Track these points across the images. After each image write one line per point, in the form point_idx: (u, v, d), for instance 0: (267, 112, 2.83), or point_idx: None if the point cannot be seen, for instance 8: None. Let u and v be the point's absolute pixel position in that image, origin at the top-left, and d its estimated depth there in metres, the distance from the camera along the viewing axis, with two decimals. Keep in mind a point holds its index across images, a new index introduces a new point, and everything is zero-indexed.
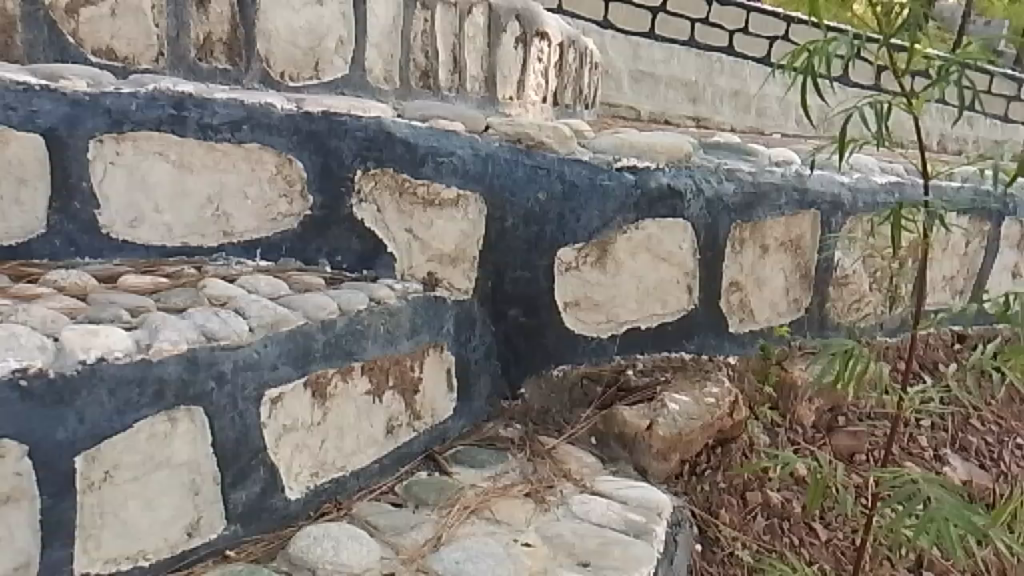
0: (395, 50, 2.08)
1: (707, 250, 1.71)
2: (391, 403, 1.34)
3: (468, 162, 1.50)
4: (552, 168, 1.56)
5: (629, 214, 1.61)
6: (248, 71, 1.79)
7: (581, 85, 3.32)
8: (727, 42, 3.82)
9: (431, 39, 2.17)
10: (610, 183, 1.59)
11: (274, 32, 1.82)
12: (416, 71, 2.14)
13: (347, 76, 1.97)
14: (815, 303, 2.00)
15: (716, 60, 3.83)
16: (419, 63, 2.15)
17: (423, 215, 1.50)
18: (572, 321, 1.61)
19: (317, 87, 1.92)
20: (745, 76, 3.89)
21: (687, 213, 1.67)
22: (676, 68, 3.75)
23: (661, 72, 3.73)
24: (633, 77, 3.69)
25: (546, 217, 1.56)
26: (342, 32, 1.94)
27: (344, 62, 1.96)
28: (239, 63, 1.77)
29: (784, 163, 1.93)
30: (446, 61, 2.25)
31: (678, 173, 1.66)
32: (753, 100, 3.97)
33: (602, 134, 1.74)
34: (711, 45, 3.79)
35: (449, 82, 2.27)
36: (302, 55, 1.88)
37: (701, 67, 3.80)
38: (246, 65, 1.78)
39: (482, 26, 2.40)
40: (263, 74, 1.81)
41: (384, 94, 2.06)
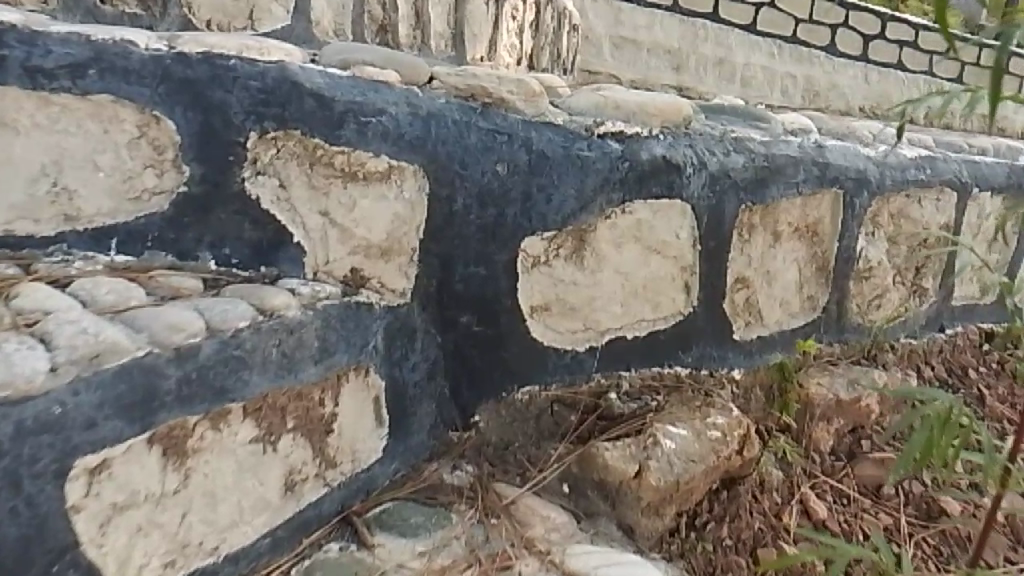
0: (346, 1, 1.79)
1: (709, 240, 1.37)
2: (290, 452, 0.99)
3: (403, 125, 1.14)
4: (515, 133, 1.20)
5: (613, 193, 1.26)
6: (164, 17, 1.53)
7: (559, 49, 2.96)
8: (712, 8, 3.50)
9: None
10: (589, 153, 1.23)
11: None
12: (372, 25, 1.85)
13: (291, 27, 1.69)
14: (834, 302, 1.67)
15: (701, 27, 3.49)
16: (375, 15, 1.85)
17: (343, 193, 1.13)
18: (540, 330, 1.26)
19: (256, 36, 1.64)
20: (731, 44, 3.58)
21: (688, 193, 1.31)
22: (659, 35, 3.40)
23: (643, 38, 3.37)
24: (615, 43, 3.31)
25: (506, 198, 1.20)
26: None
27: (285, 12, 1.69)
28: (153, 9, 1.53)
29: (801, 131, 1.58)
30: (406, 15, 1.93)
31: (676, 142, 1.31)
32: (739, 70, 3.64)
33: (582, 89, 1.36)
34: (697, 10, 3.46)
35: (409, 38, 1.95)
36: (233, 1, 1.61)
37: (686, 34, 3.46)
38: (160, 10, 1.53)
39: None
40: (183, 21, 1.55)
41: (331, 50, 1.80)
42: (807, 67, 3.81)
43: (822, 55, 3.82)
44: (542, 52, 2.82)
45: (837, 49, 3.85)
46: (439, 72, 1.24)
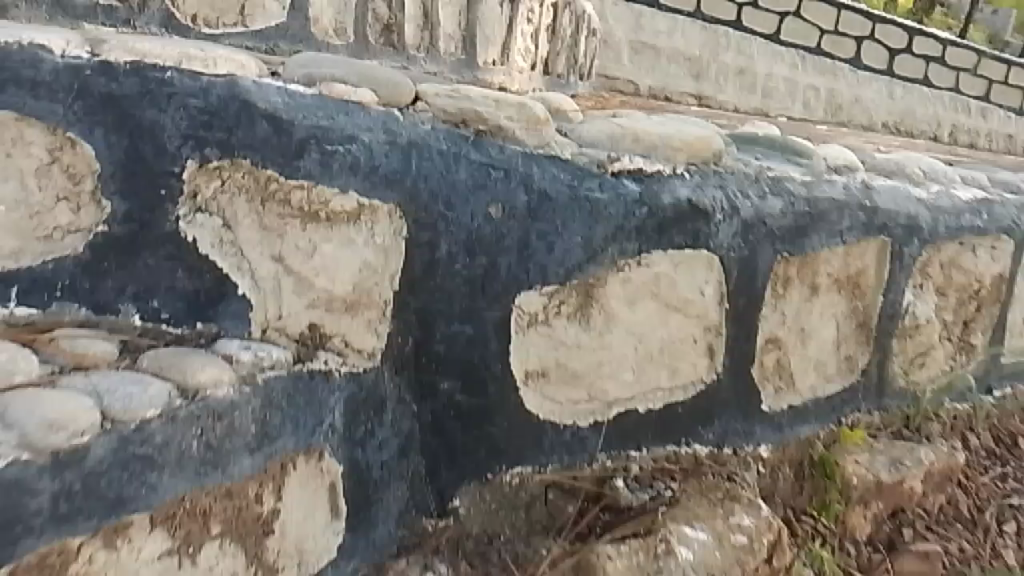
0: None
1: (739, 298, 1.16)
2: (216, 563, 0.80)
3: (377, 156, 0.94)
4: (513, 169, 1.00)
5: (630, 242, 1.04)
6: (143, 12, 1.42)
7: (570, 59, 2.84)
8: None
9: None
10: (600, 195, 1.02)
11: None
12: (377, 25, 1.76)
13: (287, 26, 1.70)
14: (875, 364, 1.47)
15: None
16: (380, 14, 1.76)
17: (301, 237, 0.93)
18: (535, 402, 1.06)
19: (245, 34, 1.55)
20: None
21: (716, 243, 1.11)
22: None
23: None
24: None
25: (498, 245, 0.99)
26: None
27: (280, 8, 1.60)
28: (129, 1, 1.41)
29: (846, 169, 1.37)
30: (415, 16, 1.83)
31: (705, 182, 1.10)
32: None
33: (595, 117, 1.17)
34: None
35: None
36: None
37: None
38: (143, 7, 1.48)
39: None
40: (165, 17, 1.45)
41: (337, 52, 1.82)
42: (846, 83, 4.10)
43: None
44: (558, 57, 2.92)
45: (862, 63, 4.12)
46: (425, 92, 1.04)
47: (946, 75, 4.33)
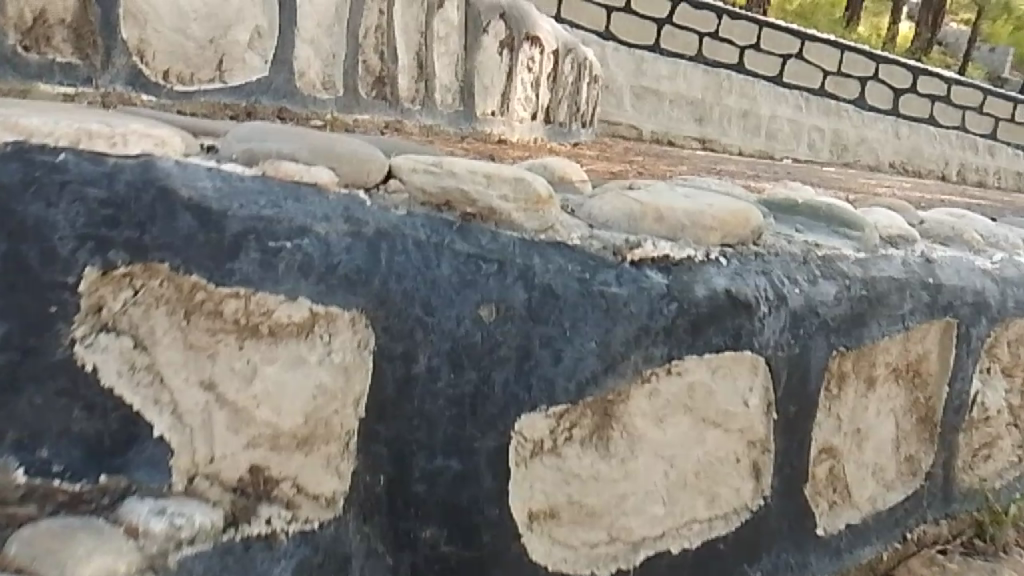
0: (339, 50, 1.71)
1: (788, 405, 0.95)
2: None
3: (335, 251, 0.74)
4: (509, 260, 0.79)
5: (659, 347, 0.83)
6: (107, 69, 1.34)
7: (559, 101, 2.78)
8: None
9: (387, 36, 1.80)
10: (618, 290, 0.81)
11: (155, 18, 1.38)
12: (369, 77, 1.80)
13: (269, 80, 1.59)
14: (940, 464, 1.25)
15: None
16: (372, 65, 1.80)
17: (237, 357, 0.73)
18: (542, 551, 0.83)
19: (224, 91, 1.52)
20: None
21: (761, 342, 0.90)
22: None
23: None
24: None
25: (490, 356, 0.78)
26: (260, 18, 1.55)
27: (262, 62, 1.58)
28: (91, 57, 1.32)
29: (901, 239, 1.17)
30: (409, 66, 1.88)
31: (745, 268, 0.90)
32: None
33: (608, 189, 0.96)
34: None
35: (410, 92, 1.89)
36: (198, 50, 1.46)
37: None
38: (104, 62, 1.34)
39: (457, 22, 2.03)
40: (131, 74, 1.37)
41: (322, 105, 1.69)
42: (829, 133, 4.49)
43: None
44: (560, 105, 2.80)
45: None
46: (399, 165, 0.84)
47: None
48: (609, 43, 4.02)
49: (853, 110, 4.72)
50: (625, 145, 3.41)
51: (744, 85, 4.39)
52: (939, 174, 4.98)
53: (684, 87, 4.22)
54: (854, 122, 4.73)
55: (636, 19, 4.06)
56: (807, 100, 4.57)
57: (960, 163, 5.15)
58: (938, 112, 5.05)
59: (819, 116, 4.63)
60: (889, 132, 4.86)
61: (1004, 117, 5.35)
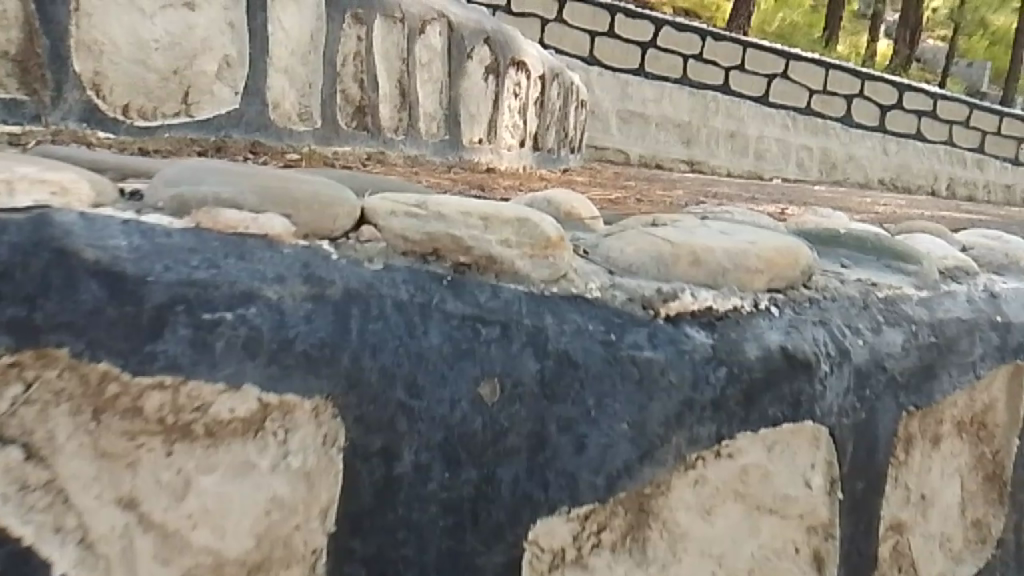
0: (315, 79, 1.51)
1: (855, 481, 0.79)
2: None
3: (290, 322, 0.57)
4: (515, 322, 0.62)
5: (706, 424, 0.66)
6: (57, 106, 1.18)
7: (546, 126, 2.64)
8: None
9: (366, 63, 1.62)
10: (653, 355, 0.64)
11: (108, 49, 1.21)
12: (348, 106, 1.62)
13: (240, 112, 1.40)
14: (1010, 527, 1.09)
15: None
16: (352, 94, 1.61)
17: (164, 467, 0.55)
18: None
19: (191, 125, 1.34)
20: None
21: (822, 408, 0.74)
22: None
23: None
24: None
25: (494, 448, 0.61)
26: (229, 47, 1.34)
27: (232, 93, 1.37)
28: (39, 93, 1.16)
29: (960, 271, 1.01)
30: (390, 94, 1.71)
31: (800, 318, 0.74)
32: None
33: (628, 226, 0.81)
34: None
35: (392, 121, 1.74)
36: (160, 81, 1.28)
37: None
38: (55, 98, 1.18)
39: (439, 48, 1.85)
40: (84, 110, 1.21)
41: (298, 138, 1.51)
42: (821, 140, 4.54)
43: None
44: (547, 132, 2.65)
45: None
46: (373, 207, 0.68)
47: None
48: (594, 68, 3.94)
49: (840, 128, 4.62)
50: (615, 170, 3.28)
51: (730, 106, 4.27)
52: (929, 190, 4.89)
53: (670, 111, 4.11)
54: (842, 140, 4.62)
55: (621, 43, 3.96)
56: (794, 119, 4.45)
57: (949, 178, 5.04)
58: (928, 128, 4.94)
59: (807, 136, 4.52)
60: (877, 148, 4.74)
61: (995, 130, 5.23)
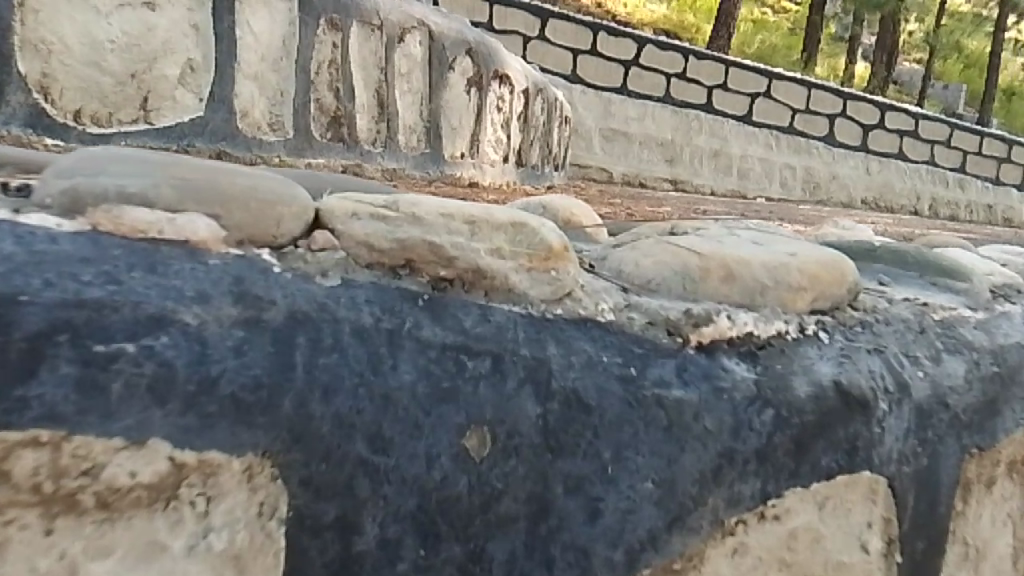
0: (288, 87, 1.36)
1: (915, 541, 0.65)
2: None
3: (215, 356, 0.43)
4: (510, 355, 0.49)
5: (748, 481, 0.53)
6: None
7: (530, 142, 2.51)
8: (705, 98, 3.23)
9: (342, 71, 1.45)
10: (683, 394, 0.51)
11: (56, 47, 1.09)
12: (322, 115, 1.43)
13: (206, 120, 1.25)
14: None
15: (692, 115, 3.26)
16: (326, 103, 1.44)
17: (41, 552, 0.40)
18: None
19: (150, 133, 1.20)
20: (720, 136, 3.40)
21: (881, 455, 0.61)
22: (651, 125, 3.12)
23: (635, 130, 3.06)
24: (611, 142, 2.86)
25: (483, 517, 0.47)
26: (192, 50, 1.22)
27: (197, 99, 1.24)
28: None
29: (1010, 289, 0.89)
30: (368, 105, 1.53)
31: (852, 346, 0.61)
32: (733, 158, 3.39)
33: (643, 234, 0.68)
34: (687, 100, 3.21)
35: (370, 133, 1.56)
36: (117, 85, 1.15)
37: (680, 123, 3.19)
38: None
39: (419, 57, 1.69)
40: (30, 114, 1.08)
41: (269, 149, 1.35)
42: (805, 156, 4.44)
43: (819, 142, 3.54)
44: (531, 147, 2.53)
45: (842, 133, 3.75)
46: (328, 208, 0.54)
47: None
48: (577, 85, 3.81)
49: (822, 146, 4.52)
50: (600, 188, 3.16)
51: (714, 124, 4.17)
52: (912, 210, 4.81)
53: (652, 130, 3.99)
54: (825, 159, 4.51)
55: (603, 61, 3.85)
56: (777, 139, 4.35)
57: (930, 197, 4.95)
58: (909, 148, 4.81)
59: (790, 155, 4.41)
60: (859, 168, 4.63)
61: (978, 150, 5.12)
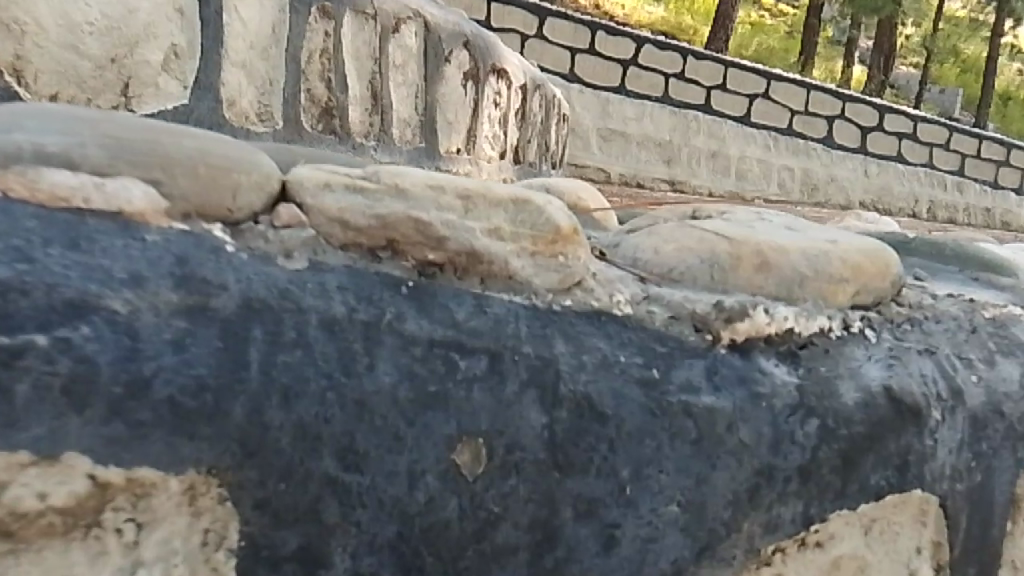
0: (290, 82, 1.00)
1: (967, 567, 0.57)
2: None
3: (150, 353, 0.35)
4: (510, 353, 0.41)
5: (788, 503, 0.45)
6: None
7: (525, 139, 2.39)
8: None
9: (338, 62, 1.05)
10: (715, 402, 0.43)
11: None
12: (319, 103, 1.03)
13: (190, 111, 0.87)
14: None
15: None
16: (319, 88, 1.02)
17: None
18: None
19: None
20: None
21: (933, 471, 0.53)
22: None
23: None
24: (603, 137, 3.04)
25: (476, 546, 0.40)
26: (178, 34, 0.85)
27: (182, 87, 0.86)
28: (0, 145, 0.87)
29: None
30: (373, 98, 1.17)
31: (903, 347, 0.53)
32: None
33: (662, 219, 0.60)
34: None
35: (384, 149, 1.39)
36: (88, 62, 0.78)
37: None
38: None
39: None
40: None
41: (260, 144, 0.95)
42: (801, 156, 4.06)
43: None
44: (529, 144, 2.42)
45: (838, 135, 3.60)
46: (296, 178, 0.45)
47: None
48: (574, 86, 3.48)
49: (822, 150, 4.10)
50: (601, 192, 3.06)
51: (715, 125, 3.83)
52: (910, 213, 4.37)
53: (652, 129, 3.68)
54: (823, 159, 4.10)
55: (602, 61, 3.53)
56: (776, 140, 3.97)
57: (929, 201, 4.46)
58: (908, 152, 4.36)
59: (787, 156, 4.02)
60: (857, 170, 4.21)
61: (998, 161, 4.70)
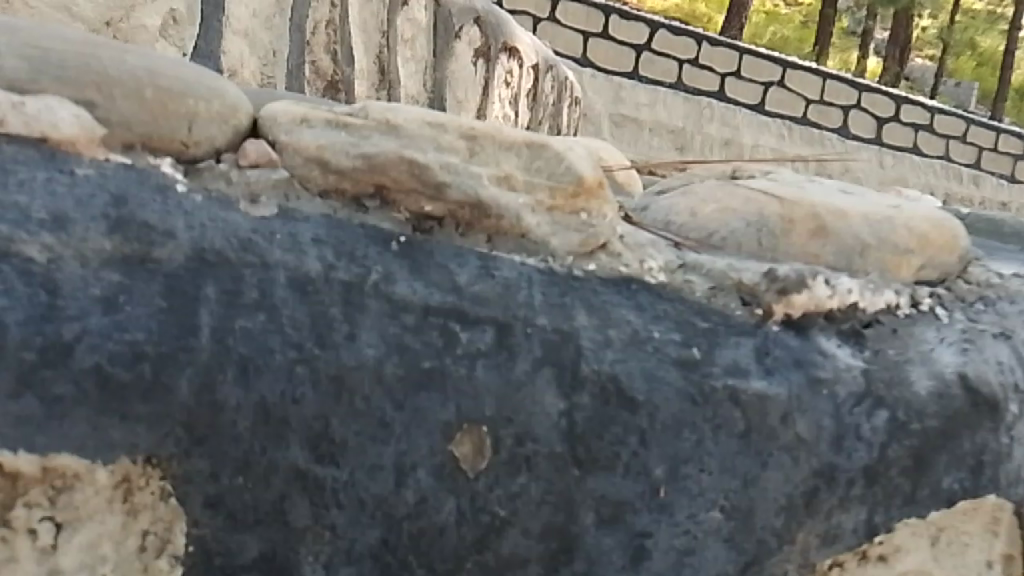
0: None
1: None
2: None
3: (73, 312, 0.28)
4: (522, 325, 0.34)
5: (850, 510, 0.38)
6: None
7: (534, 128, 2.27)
8: (717, 88, 3.20)
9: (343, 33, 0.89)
10: (766, 388, 0.36)
11: None
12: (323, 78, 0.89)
13: None
14: None
15: (705, 106, 3.18)
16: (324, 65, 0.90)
17: None
18: None
19: None
20: (738, 124, 3.23)
21: (1009, 475, 0.43)
22: (661, 114, 3.12)
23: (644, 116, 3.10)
24: (615, 122, 3.06)
25: (477, 556, 0.33)
26: None
27: None
28: None
29: None
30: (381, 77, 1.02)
31: (976, 329, 0.43)
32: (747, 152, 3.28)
33: (698, 180, 0.52)
34: (701, 88, 3.17)
35: None
36: None
37: (691, 113, 3.16)
38: None
39: None
40: None
41: None
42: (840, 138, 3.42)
43: (834, 138, 3.41)
44: None
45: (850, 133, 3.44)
46: (269, 112, 0.38)
47: (968, 151, 3.69)
48: (587, 70, 2.97)
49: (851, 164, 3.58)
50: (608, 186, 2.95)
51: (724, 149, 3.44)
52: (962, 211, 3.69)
53: (666, 115, 3.12)
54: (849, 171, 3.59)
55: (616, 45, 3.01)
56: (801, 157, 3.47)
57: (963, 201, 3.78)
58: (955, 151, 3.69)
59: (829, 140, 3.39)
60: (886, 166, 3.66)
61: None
